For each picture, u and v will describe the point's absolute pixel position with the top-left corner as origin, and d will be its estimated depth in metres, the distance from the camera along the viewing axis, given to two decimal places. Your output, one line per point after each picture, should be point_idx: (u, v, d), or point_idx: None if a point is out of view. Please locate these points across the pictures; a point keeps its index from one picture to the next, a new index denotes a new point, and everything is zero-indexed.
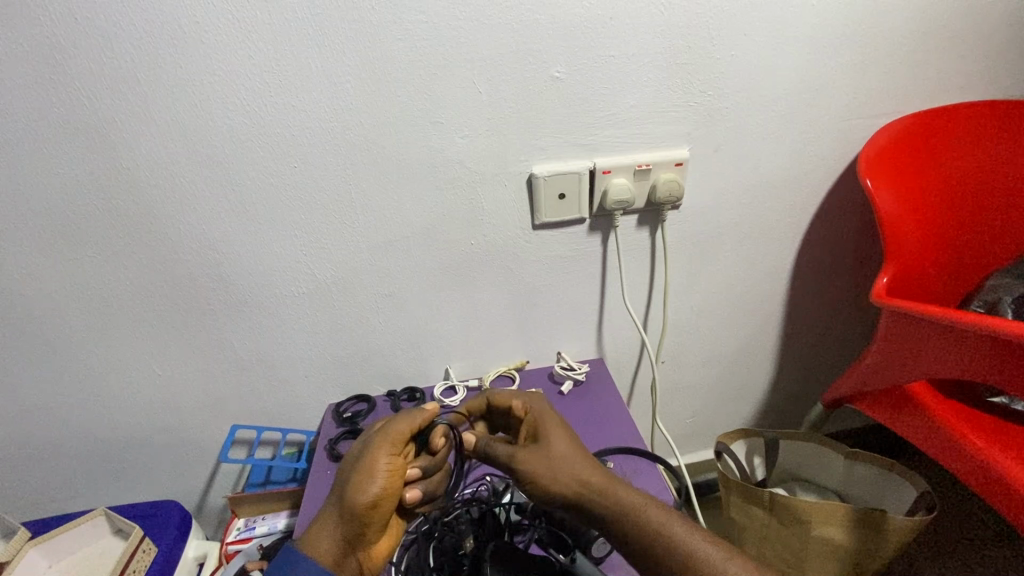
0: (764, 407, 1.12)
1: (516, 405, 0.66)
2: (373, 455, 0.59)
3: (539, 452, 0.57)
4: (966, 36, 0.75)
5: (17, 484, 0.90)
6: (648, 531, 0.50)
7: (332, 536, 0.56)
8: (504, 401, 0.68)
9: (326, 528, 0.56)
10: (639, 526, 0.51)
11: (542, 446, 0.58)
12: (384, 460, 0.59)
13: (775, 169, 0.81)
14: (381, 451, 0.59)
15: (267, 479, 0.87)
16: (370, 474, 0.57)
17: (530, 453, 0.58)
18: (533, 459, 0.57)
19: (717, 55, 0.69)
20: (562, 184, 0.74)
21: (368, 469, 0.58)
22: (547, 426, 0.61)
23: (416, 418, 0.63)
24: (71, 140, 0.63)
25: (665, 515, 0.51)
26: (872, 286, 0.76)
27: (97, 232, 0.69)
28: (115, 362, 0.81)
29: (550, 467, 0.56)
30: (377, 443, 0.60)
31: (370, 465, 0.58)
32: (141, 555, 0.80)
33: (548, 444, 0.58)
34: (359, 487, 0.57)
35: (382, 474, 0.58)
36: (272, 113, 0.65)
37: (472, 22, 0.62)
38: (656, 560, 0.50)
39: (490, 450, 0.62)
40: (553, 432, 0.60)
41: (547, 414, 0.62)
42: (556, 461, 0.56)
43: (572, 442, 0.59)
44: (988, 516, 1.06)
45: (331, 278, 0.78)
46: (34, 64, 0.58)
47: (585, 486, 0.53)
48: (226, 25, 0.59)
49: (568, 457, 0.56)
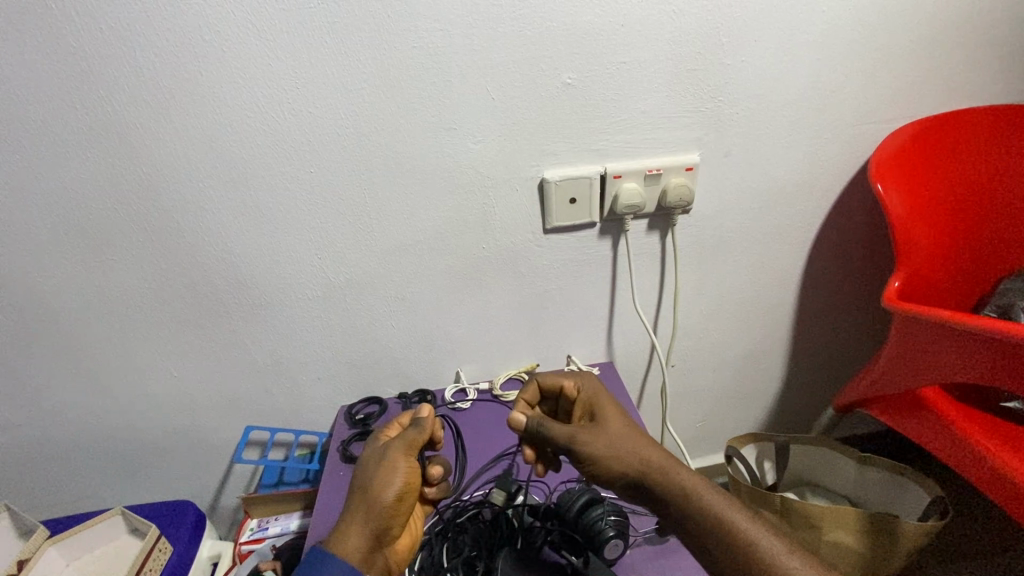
0: (774, 411, 1.12)
1: (567, 386, 0.66)
2: (393, 455, 0.60)
3: (599, 432, 0.58)
4: (977, 41, 0.76)
5: (35, 484, 0.91)
6: (705, 510, 0.50)
7: (360, 533, 0.55)
8: (554, 383, 0.67)
9: (352, 525, 0.56)
10: (701, 506, 0.51)
11: (599, 425, 0.58)
12: (405, 461, 0.59)
13: (785, 174, 0.81)
14: (400, 452, 0.60)
15: (279, 480, 0.88)
16: (392, 473, 0.58)
17: (590, 431, 0.58)
18: (595, 435, 0.57)
19: (727, 61, 0.70)
20: (573, 189, 0.74)
21: (389, 468, 0.59)
22: (603, 406, 0.61)
23: (423, 420, 0.63)
24: (94, 145, 0.64)
25: (722, 501, 0.51)
26: (884, 290, 0.76)
27: (116, 235, 0.71)
28: (132, 364, 0.82)
29: (614, 448, 0.55)
30: (395, 445, 0.61)
31: (391, 465, 0.59)
32: (156, 555, 0.80)
33: (610, 426, 0.58)
34: (384, 485, 0.57)
35: (403, 472, 0.59)
36: (288, 119, 0.66)
37: (485, 30, 0.63)
38: (717, 544, 0.50)
39: (547, 425, 0.60)
40: (607, 408, 0.61)
41: (602, 398, 0.63)
42: (615, 436, 0.56)
43: (628, 423, 0.59)
44: (1004, 524, 1.05)
45: (344, 281, 0.79)
46: (60, 72, 0.59)
47: (646, 465, 0.54)
48: (244, 34, 0.60)
49: (624, 434, 0.57)
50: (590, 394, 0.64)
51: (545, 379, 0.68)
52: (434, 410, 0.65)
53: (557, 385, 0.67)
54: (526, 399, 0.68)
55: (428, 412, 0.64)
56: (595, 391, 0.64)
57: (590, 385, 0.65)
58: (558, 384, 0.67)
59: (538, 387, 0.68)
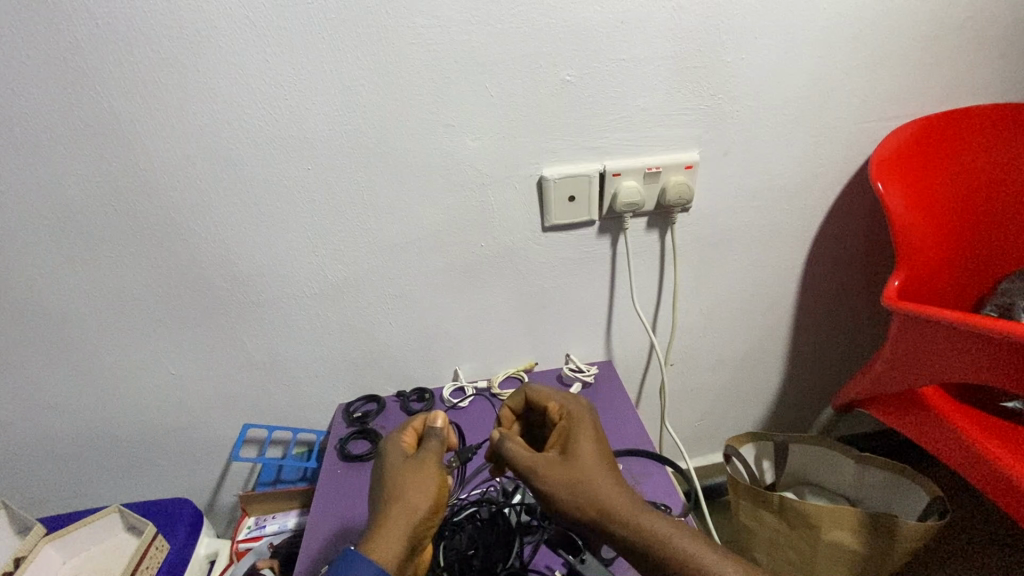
0: (773, 410, 1.11)
1: (552, 407, 0.64)
2: (428, 464, 0.58)
3: (562, 465, 0.54)
4: (979, 39, 0.75)
5: (32, 481, 0.91)
6: (671, 555, 0.48)
7: (399, 539, 0.51)
8: (542, 398, 0.65)
9: (390, 530, 0.52)
10: (667, 555, 0.48)
11: (565, 457, 0.55)
12: (439, 470, 0.58)
13: (785, 173, 0.81)
14: (434, 461, 0.58)
15: (277, 478, 0.88)
16: (431, 481, 0.56)
17: (551, 461, 0.55)
18: (553, 469, 0.54)
19: (728, 59, 0.69)
20: (572, 186, 0.74)
21: (427, 475, 0.57)
22: (578, 433, 0.58)
23: (443, 430, 0.62)
24: (90, 142, 0.64)
25: (692, 542, 0.49)
26: (883, 289, 0.76)
27: (113, 232, 0.70)
28: (130, 362, 0.82)
29: (574, 487, 0.52)
30: (427, 454, 0.59)
31: (427, 472, 0.57)
32: (154, 552, 0.80)
33: (577, 459, 0.55)
34: (424, 492, 0.55)
35: (439, 481, 0.57)
36: (285, 116, 0.65)
37: (484, 27, 0.63)
38: None
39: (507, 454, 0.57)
40: (580, 437, 0.57)
41: (580, 424, 0.59)
42: (576, 471, 0.54)
43: (600, 453, 0.56)
44: (1003, 523, 1.05)
45: (342, 279, 0.79)
46: (56, 70, 0.59)
47: (604, 508, 0.51)
48: (241, 31, 0.60)
49: (591, 466, 0.54)
50: (570, 419, 0.60)
51: (533, 393, 0.66)
52: (447, 418, 0.64)
53: (544, 402, 0.65)
54: (510, 407, 0.68)
55: (443, 420, 0.63)
56: (574, 415, 0.61)
57: (574, 410, 0.62)
58: (545, 403, 0.64)
59: (525, 398, 0.67)
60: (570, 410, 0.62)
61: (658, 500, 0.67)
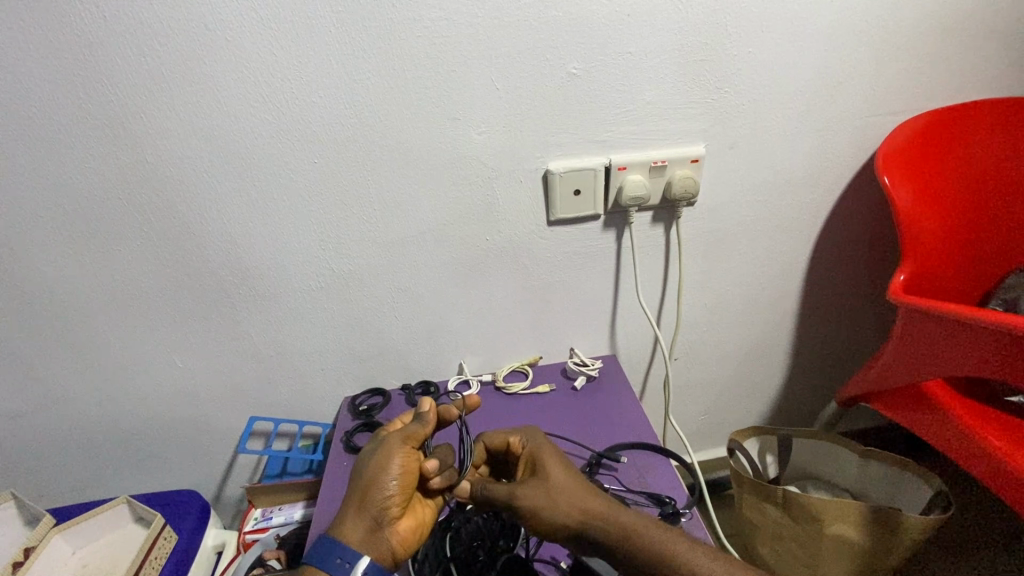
0: (776, 405, 1.12)
1: (512, 442, 0.63)
2: (392, 442, 0.60)
3: (541, 486, 0.56)
4: (989, 31, 0.74)
5: (41, 472, 0.92)
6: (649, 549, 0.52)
7: (359, 518, 0.56)
8: (499, 439, 0.64)
9: (351, 511, 0.57)
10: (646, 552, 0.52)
11: (539, 479, 0.56)
12: (399, 449, 0.59)
13: (792, 166, 0.80)
14: (396, 441, 0.60)
15: (283, 470, 0.89)
16: (386, 461, 0.58)
17: (528, 484, 0.56)
18: (534, 489, 0.55)
19: (733, 52, 0.69)
20: (577, 180, 0.74)
21: (385, 455, 0.59)
22: (544, 458, 0.59)
23: (426, 415, 0.63)
24: (97, 135, 0.64)
25: (665, 533, 0.53)
26: (889, 284, 0.76)
27: (121, 225, 0.71)
28: (137, 355, 0.82)
29: (555, 499, 0.55)
30: (392, 435, 0.61)
31: (387, 450, 0.59)
32: (162, 542, 0.81)
33: (551, 476, 0.56)
34: (379, 469, 0.58)
35: (398, 459, 0.59)
36: (292, 110, 0.66)
37: (490, 19, 0.63)
38: None
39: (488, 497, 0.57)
40: (546, 457, 0.59)
41: (544, 446, 0.60)
42: (551, 488, 0.56)
43: (569, 471, 0.58)
44: (1006, 517, 1.05)
45: (347, 271, 0.79)
46: (63, 61, 0.59)
47: (586, 514, 0.54)
48: (247, 23, 0.60)
49: (562, 486, 0.56)
50: (532, 446, 0.61)
51: (490, 440, 0.64)
52: (433, 402, 0.65)
53: (502, 440, 0.64)
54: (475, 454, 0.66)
55: (429, 404, 0.65)
56: (536, 441, 0.61)
57: (532, 439, 0.62)
58: (503, 440, 0.64)
59: (484, 446, 0.65)
60: (530, 441, 0.62)
61: (662, 493, 0.67)
